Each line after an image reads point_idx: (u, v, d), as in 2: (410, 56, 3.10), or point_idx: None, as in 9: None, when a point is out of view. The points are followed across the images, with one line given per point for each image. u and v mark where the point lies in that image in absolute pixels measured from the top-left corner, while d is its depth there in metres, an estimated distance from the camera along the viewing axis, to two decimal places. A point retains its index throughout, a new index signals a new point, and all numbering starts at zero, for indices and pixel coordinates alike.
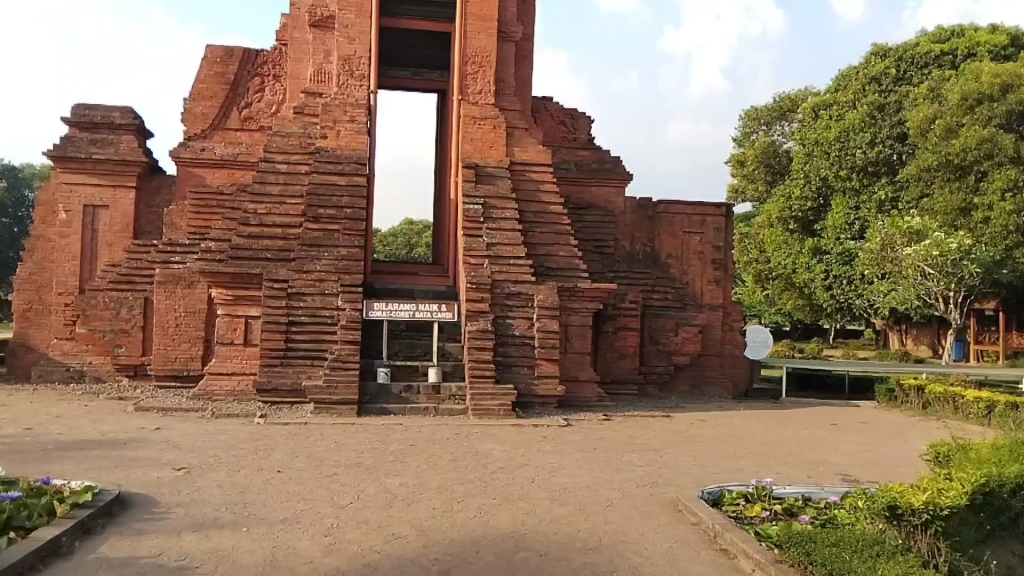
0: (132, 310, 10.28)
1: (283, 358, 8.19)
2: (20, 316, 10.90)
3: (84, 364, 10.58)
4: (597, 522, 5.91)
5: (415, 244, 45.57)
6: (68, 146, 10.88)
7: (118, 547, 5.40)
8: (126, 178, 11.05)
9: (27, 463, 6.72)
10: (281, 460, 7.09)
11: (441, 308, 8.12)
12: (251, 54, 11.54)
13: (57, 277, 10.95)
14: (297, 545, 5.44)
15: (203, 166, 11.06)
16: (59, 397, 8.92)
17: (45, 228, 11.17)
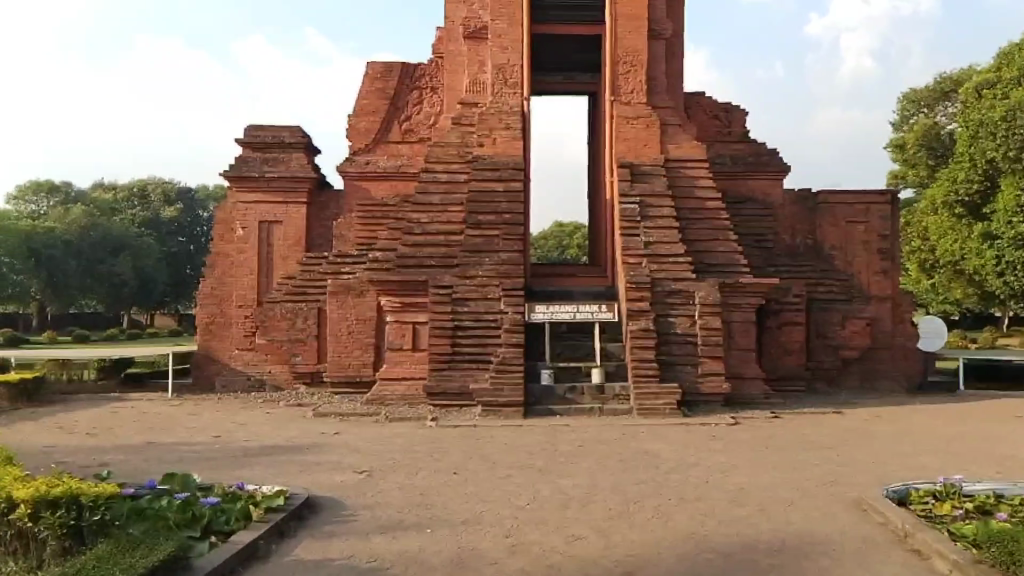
0: (308, 320, 10.95)
1: (450, 361, 8.64)
2: (203, 329, 11.58)
3: (264, 373, 11.30)
4: (778, 524, 5.73)
5: (567, 246, 46.45)
6: (242, 166, 11.65)
7: (311, 549, 5.61)
8: (297, 194, 11.68)
9: (221, 470, 6.97)
10: (457, 463, 7.23)
11: (600, 308, 8.66)
12: (409, 69, 11.98)
13: (237, 291, 11.64)
14: (480, 546, 5.50)
15: (369, 179, 11.71)
16: (243, 405, 9.41)
17: (222, 245, 11.71)
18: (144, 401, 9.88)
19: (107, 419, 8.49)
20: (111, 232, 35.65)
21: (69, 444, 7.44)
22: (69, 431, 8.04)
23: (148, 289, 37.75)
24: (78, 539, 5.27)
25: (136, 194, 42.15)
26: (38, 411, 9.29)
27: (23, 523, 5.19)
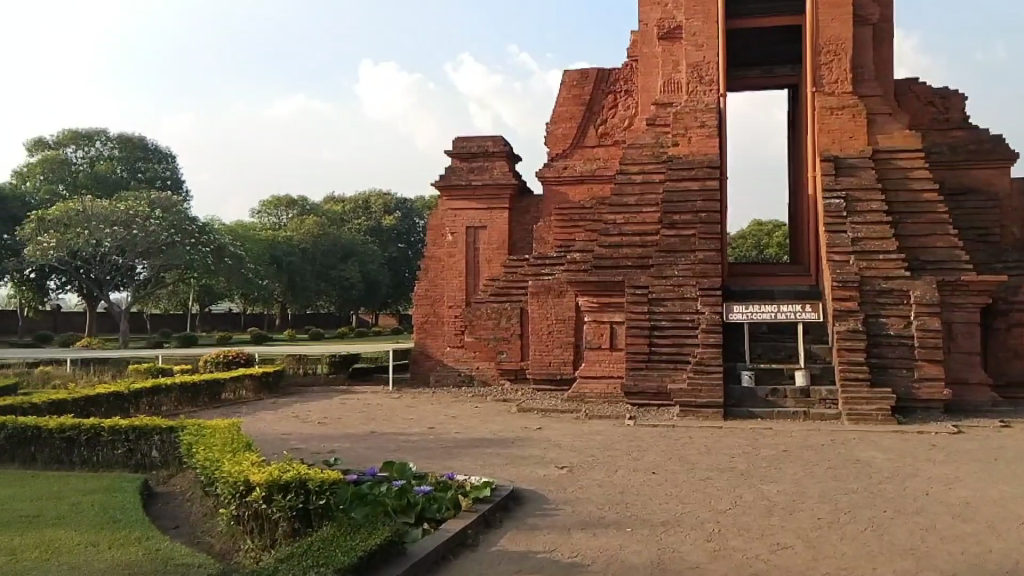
0: (510, 320, 11.43)
1: (648, 362, 8.81)
2: (419, 327, 12.53)
3: (473, 369, 11.93)
4: (1011, 544, 5.25)
5: (766, 245, 44.74)
6: (451, 176, 12.42)
7: (515, 541, 5.83)
8: (500, 201, 12.30)
9: (434, 459, 7.47)
10: (655, 463, 7.29)
11: (804, 308, 8.29)
12: (605, 72, 12.16)
13: (448, 293, 12.45)
14: (682, 548, 5.45)
15: (566, 184, 11.96)
16: (452, 400, 9.98)
17: (435, 249, 12.64)
18: (364, 393, 10.85)
19: (336, 409, 9.36)
20: (339, 240, 39.11)
21: (309, 432, 8.30)
22: (306, 419, 8.95)
23: (373, 291, 41.10)
24: (305, 521, 5.87)
25: (362, 205, 45.62)
26: (277, 402, 10.39)
27: (260, 504, 5.94)
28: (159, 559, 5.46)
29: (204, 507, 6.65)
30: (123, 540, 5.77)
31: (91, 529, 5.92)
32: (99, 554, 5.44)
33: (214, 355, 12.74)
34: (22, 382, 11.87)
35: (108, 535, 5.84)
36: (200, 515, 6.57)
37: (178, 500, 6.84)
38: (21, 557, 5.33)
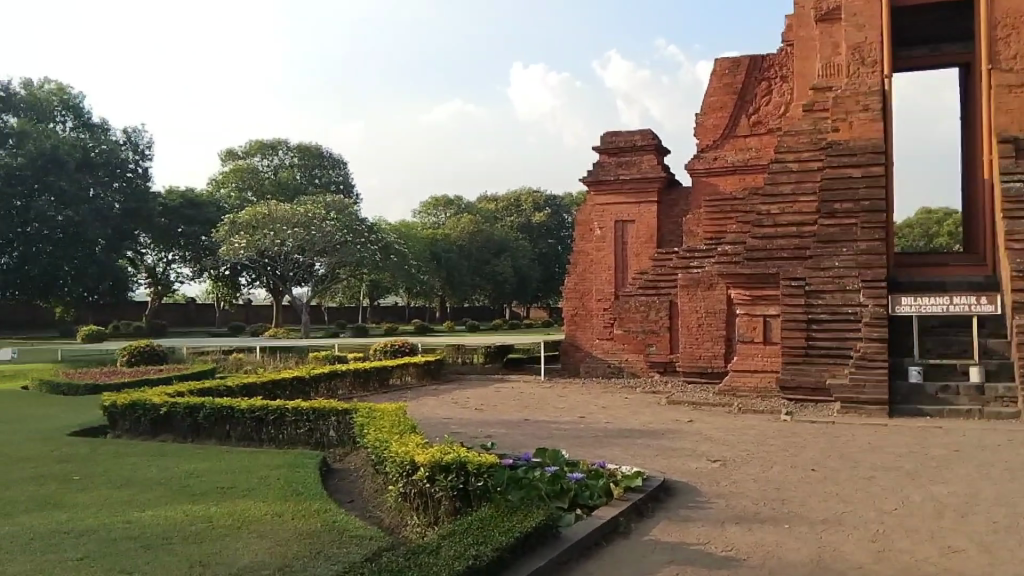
0: (660, 312, 11.52)
1: (805, 356, 8.60)
2: (570, 320, 12.80)
3: (622, 362, 12.12)
4: None
5: (936, 235, 41.32)
6: (600, 171, 12.60)
7: (668, 531, 5.94)
8: (649, 193, 12.33)
9: (585, 448, 7.70)
10: (814, 459, 7.12)
11: (979, 299, 7.81)
12: (758, 59, 11.81)
13: (597, 286, 12.62)
14: (843, 548, 5.32)
15: (718, 175, 11.93)
16: (604, 390, 10.17)
17: (584, 244, 12.75)
18: (520, 382, 11.32)
19: (493, 397, 9.82)
20: (493, 236, 40.35)
21: (465, 417, 8.81)
22: (464, 406, 9.47)
23: (523, 286, 42.16)
24: (465, 502, 6.32)
25: (513, 204, 46.59)
26: (438, 388, 11.02)
27: (424, 483, 6.48)
28: (337, 529, 6.21)
29: (375, 484, 7.30)
30: (304, 512, 6.54)
31: (275, 500, 6.77)
32: (287, 526, 6.21)
33: (382, 343, 13.68)
34: (220, 367, 13.32)
35: (290, 505, 6.66)
36: (372, 491, 7.22)
37: (354, 475, 7.52)
38: (217, 524, 6.25)
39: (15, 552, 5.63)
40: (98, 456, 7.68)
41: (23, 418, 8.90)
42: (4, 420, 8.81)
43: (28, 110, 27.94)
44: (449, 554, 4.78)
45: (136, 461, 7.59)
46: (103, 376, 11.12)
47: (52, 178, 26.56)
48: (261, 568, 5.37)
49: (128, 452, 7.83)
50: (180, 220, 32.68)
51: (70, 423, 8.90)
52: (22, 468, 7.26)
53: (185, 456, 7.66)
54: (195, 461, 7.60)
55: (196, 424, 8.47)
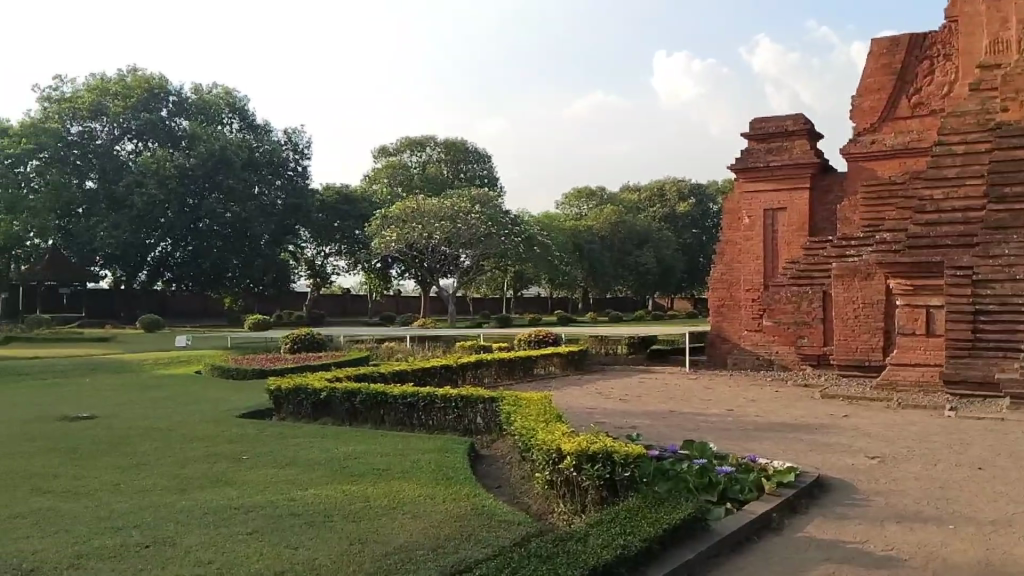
0: (813, 303, 11.53)
1: (971, 350, 8.48)
2: (716, 311, 13.21)
3: (773, 354, 12.21)
4: None
5: None
6: (749, 157, 12.89)
7: (823, 528, 5.75)
8: (799, 180, 12.51)
9: (735, 441, 7.56)
10: (983, 458, 6.72)
11: None
12: (920, 37, 11.81)
13: (744, 276, 12.96)
14: (1016, 552, 5.01)
15: (875, 160, 11.91)
16: (751, 382, 10.01)
17: (732, 233, 13.17)
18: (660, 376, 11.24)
19: (639, 388, 9.85)
20: (636, 226, 40.79)
21: (617, 407, 8.83)
22: (609, 395, 9.51)
23: (667, 276, 42.77)
24: (612, 491, 6.32)
25: (657, 193, 46.44)
26: (582, 378, 11.16)
27: (571, 471, 6.51)
28: (488, 513, 6.36)
29: (522, 471, 7.39)
30: (454, 495, 6.73)
31: (427, 483, 7.01)
32: (438, 509, 6.42)
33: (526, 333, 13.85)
34: (374, 354, 14.00)
35: (439, 488, 6.86)
36: (519, 477, 7.32)
37: (500, 463, 7.67)
38: (372, 504, 6.53)
39: (192, 524, 6.06)
40: (264, 437, 8.15)
41: (198, 402, 9.55)
42: (182, 402, 9.49)
43: (199, 114, 32.20)
44: (597, 543, 4.80)
45: (299, 443, 8.02)
46: (265, 363, 11.77)
47: (223, 175, 30.74)
48: (415, 547, 5.61)
49: (291, 433, 8.30)
50: (335, 216, 34.42)
51: (239, 407, 9.45)
52: (197, 447, 7.77)
53: (344, 438, 8.03)
54: (352, 444, 7.95)
55: (353, 408, 8.87)
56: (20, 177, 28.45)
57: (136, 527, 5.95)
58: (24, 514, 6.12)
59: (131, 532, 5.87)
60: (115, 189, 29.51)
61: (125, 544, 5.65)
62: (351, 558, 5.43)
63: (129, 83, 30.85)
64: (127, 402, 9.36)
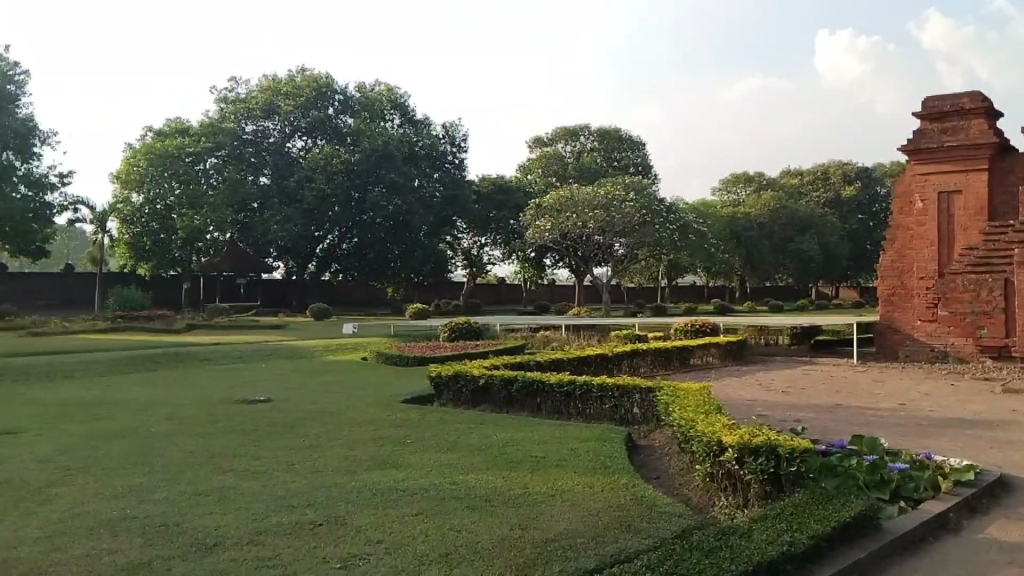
0: (993, 292, 13.27)
1: None
2: (888, 298, 15.15)
3: (947, 347, 14.05)
4: None
5: None
6: (922, 139, 14.91)
7: (1007, 532, 5.41)
8: (976, 159, 14.38)
9: (908, 436, 7.29)
10: None
11: None
12: None
13: (919, 263, 14.88)
14: None
15: None
16: (922, 380, 9.75)
17: (903, 218, 15.19)
18: (820, 374, 10.94)
19: (805, 384, 9.83)
20: (798, 213, 44.56)
21: (788, 403, 8.69)
22: (773, 390, 9.48)
23: (831, 263, 46.57)
24: (777, 486, 6.01)
25: (820, 177, 50.68)
26: (742, 374, 11.18)
27: (732, 464, 6.20)
28: (647, 504, 6.28)
29: (682, 462, 7.20)
30: (613, 484, 6.69)
31: (585, 471, 7.00)
32: (596, 497, 6.42)
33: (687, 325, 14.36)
34: (531, 343, 14.53)
35: (598, 477, 6.84)
36: (678, 469, 7.13)
37: (658, 453, 7.56)
38: (531, 490, 6.58)
39: (358, 504, 6.31)
40: (426, 422, 8.42)
41: (364, 387, 9.98)
42: (352, 386, 10.02)
43: (363, 111, 35.83)
44: (762, 538, 4.66)
45: (460, 428, 8.24)
46: (426, 350, 12.17)
47: (384, 169, 34.03)
48: (575, 535, 5.66)
49: (453, 418, 8.59)
50: (490, 206, 38.25)
51: (402, 392, 9.79)
52: (365, 430, 8.10)
53: (504, 425, 8.19)
54: (510, 430, 8.10)
55: (511, 395, 9.06)
56: (201, 173, 32.74)
57: (309, 506, 6.24)
58: (207, 490, 6.48)
59: (303, 511, 6.14)
60: (286, 183, 33.12)
61: (299, 521, 5.96)
62: (512, 544, 5.57)
63: (299, 84, 34.58)
64: (300, 386, 9.96)
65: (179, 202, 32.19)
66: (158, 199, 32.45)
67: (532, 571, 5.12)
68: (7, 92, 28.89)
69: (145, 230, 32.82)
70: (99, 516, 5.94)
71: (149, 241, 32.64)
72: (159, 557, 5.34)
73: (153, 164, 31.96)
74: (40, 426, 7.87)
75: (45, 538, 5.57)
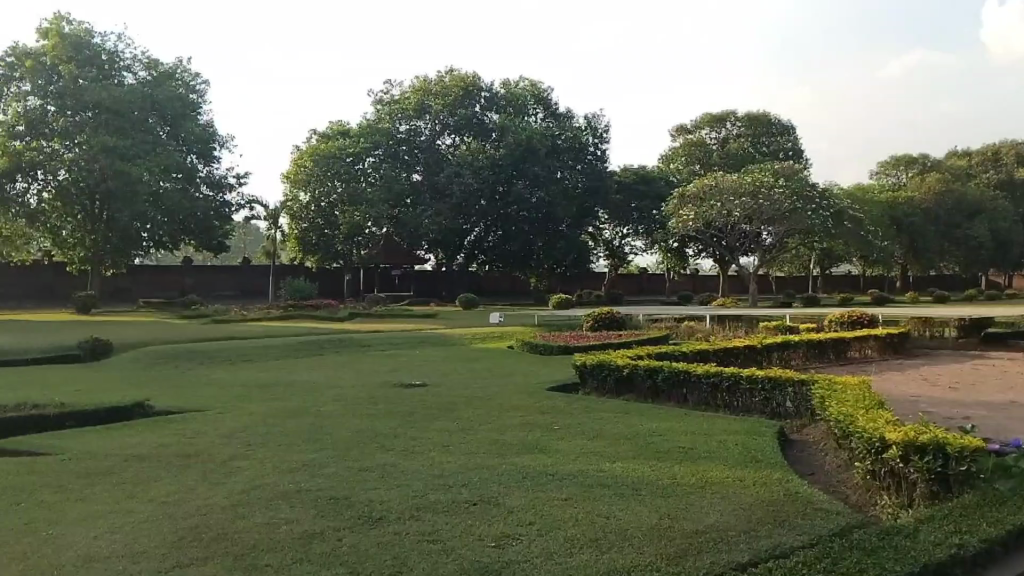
0: None
1: None
2: None
3: None
4: None
5: None
6: None
7: None
8: None
9: None
10: None
11: None
12: None
13: None
14: None
15: None
16: None
17: None
18: (993, 370, 10.20)
19: (976, 382, 9.26)
20: (966, 197, 42.03)
21: (958, 403, 8.17)
22: (937, 386, 9.02)
23: (1004, 249, 43.63)
24: (945, 487, 5.69)
25: (991, 157, 47.19)
26: (904, 368, 10.66)
27: (896, 462, 5.93)
28: (801, 500, 6.13)
29: (838, 458, 6.96)
30: (766, 479, 6.56)
31: (735, 465, 6.90)
32: (748, 491, 6.32)
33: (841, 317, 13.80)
34: (677, 334, 14.42)
35: (748, 471, 6.73)
36: (835, 465, 6.89)
37: (812, 449, 7.33)
38: (681, 481, 6.56)
39: (510, 486, 6.53)
40: (572, 410, 8.58)
41: (511, 374, 10.25)
42: (499, 373, 10.33)
43: (507, 107, 36.69)
44: (929, 539, 4.47)
45: (606, 417, 8.33)
46: (570, 340, 12.31)
47: (529, 163, 34.71)
48: (728, 528, 5.61)
49: (599, 407, 8.71)
50: (632, 197, 37.90)
51: (548, 381, 9.98)
52: (514, 415, 8.35)
53: (651, 415, 8.21)
54: (657, 421, 8.11)
55: (656, 386, 9.07)
56: (360, 172, 34.41)
57: (464, 486, 6.51)
58: (371, 467, 6.90)
59: (459, 491, 6.43)
60: (437, 180, 34.69)
61: (455, 500, 6.24)
62: (662, 533, 5.59)
63: (447, 85, 35.69)
64: (450, 372, 10.38)
65: (341, 200, 33.91)
66: (324, 197, 34.24)
67: (683, 560, 5.15)
68: (191, 100, 31.55)
69: (311, 225, 34.72)
70: (276, 488, 6.46)
71: (315, 237, 34.52)
72: (330, 527, 5.77)
73: (318, 165, 33.69)
74: (222, 405, 8.63)
75: (232, 506, 6.13)
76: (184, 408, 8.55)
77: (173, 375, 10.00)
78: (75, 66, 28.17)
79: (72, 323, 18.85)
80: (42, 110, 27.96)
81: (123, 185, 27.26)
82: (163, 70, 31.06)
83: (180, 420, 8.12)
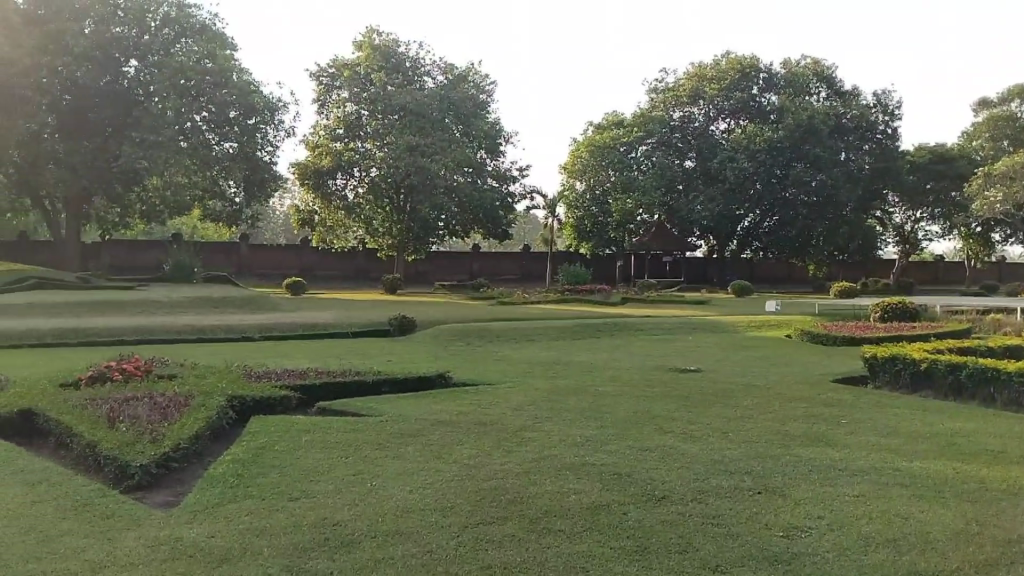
0: None
1: None
2: None
3: None
4: None
5: None
6: None
7: None
8: None
9: None
10: None
11: None
12: None
13: None
14: None
15: None
16: None
17: None
18: None
19: None
20: None
21: None
22: None
23: None
24: None
25: None
26: None
27: None
28: None
29: None
30: None
31: None
32: None
33: None
34: (983, 329, 13.08)
35: None
36: None
37: None
38: (991, 487, 6.03)
39: (795, 477, 6.39)
40: (859, 405, 8.19)
41: (788, 364, 10.00)
42: (775, 362, 10.10)
43: (788, 87, 35.15)
44: None
45: (901, 415, 7.83)
46: (855, 330, 11.71)
47: (809, 144, 33.36)
48: None
49: (890, 403, 8.24)
50: (928, 177, 35.34)
51: (829, 373, 9.56)
52: (796, 406, 8.15)
53: (951, 414, 7.62)
54: (959, 422, 7.53)
55: (957, 382, 8.40)
56: (633, 160, 35.70)
57: (747, 474, 6.48)
58: (652, 447, 7.11)
59: (742, 478, 6.40)
60: (710, 165, 34.56)
61: (739, 486, 6.23)
62: (969, 538, 5.21)
63: (724, 67, 35.25)
64: (723, 359, 10.34)
65: (614, 187, 35.06)
66: (598, 185, 35.55)
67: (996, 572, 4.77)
68: (481, 100, 33.43)
69: (586, 213, 35.84)
70: (563, 460, 6.88)
71: (589, 223, 35.72)
72: (616, 501, 6.04)
73: (594, 156, 35.37)
74: (508, 380, 9.34)
75: (523, 473, 6.63)
76: (475, 381, 9.36)
77: (461, 350, 10.98)
78: (385, 74, 31.57)
79: (376, 302, 21.29)
80: (358, 114, 31.95)
81: (423, 180, 30.59)
82: (457, 72, 33.24)
83: (474, 392, 8.92)
